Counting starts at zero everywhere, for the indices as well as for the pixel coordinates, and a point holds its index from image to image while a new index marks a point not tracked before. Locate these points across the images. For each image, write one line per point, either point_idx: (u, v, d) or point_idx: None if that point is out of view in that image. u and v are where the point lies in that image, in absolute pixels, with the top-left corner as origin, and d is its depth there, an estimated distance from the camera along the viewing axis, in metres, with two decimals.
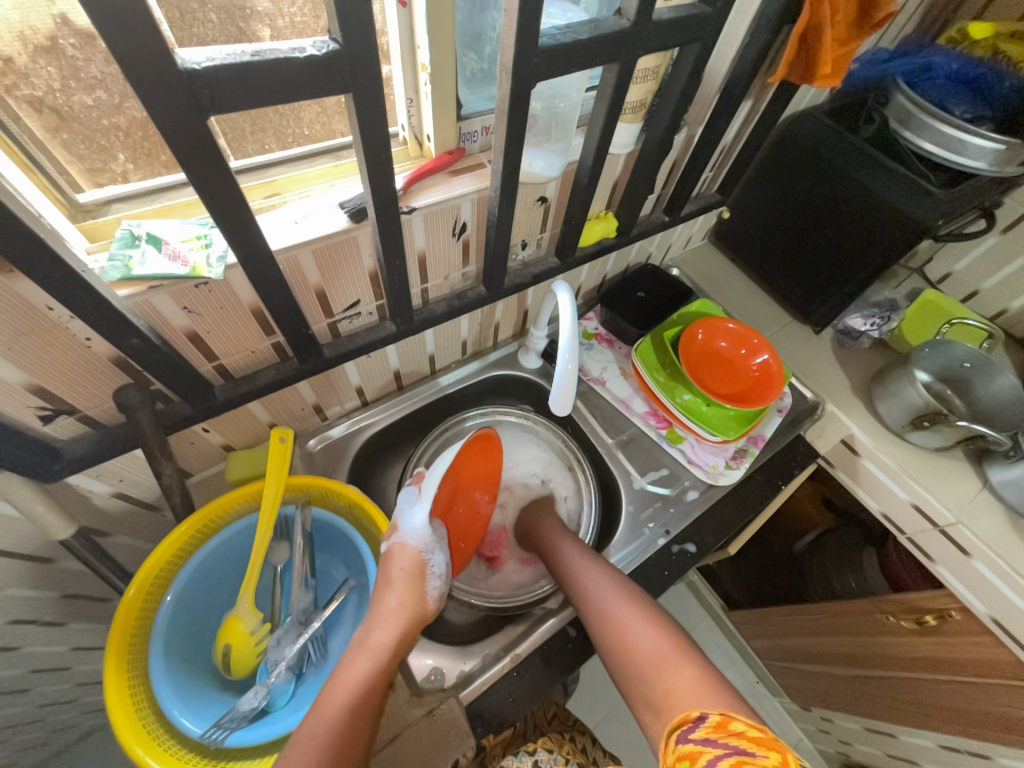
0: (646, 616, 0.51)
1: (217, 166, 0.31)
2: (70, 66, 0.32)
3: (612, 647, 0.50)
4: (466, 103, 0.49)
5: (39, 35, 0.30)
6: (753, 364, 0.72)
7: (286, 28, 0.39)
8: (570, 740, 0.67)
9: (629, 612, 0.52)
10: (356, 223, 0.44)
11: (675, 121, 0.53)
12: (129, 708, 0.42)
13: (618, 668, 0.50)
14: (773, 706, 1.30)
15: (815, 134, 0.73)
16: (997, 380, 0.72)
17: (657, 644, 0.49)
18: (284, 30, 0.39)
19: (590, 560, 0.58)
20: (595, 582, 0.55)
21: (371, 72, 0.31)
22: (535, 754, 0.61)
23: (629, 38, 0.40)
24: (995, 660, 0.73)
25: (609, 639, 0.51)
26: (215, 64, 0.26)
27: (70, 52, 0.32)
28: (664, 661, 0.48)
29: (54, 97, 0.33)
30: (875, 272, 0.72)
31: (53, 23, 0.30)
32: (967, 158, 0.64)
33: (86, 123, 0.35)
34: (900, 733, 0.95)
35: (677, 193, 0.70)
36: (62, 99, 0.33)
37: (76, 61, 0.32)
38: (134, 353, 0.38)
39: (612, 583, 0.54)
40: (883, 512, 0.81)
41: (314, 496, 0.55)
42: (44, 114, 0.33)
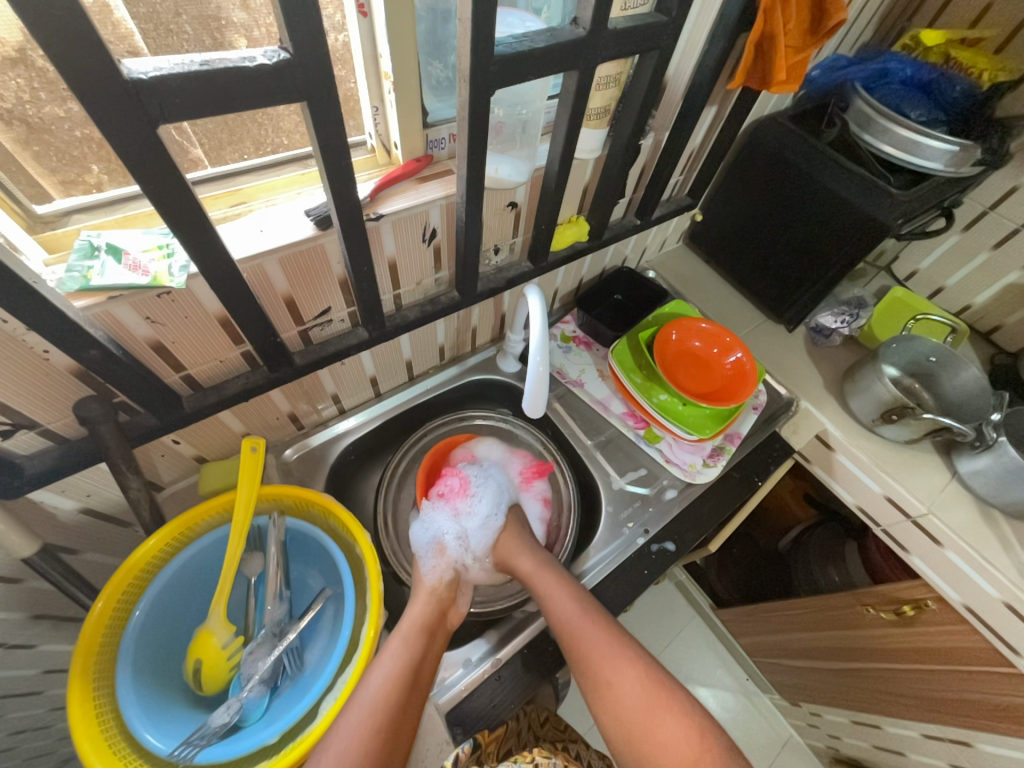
0: (672, 706, 0.50)
1: (172, 176, 0.31)
2: (40, 75, 0.32)
3: (642, 740, 0.49)
4: (432, 111, 0.50)
5: (6, 46, 0.30)
6: (727, 362, 0.73)
7: (262, 37, 0.39)
8: (563, 748, 0.65)
9: (653, 697, 0.51)
10: (322, 230, 0.44)
11: (639, 125, 0.55)
12: (94, 727, 0.40)
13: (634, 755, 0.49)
14: (763, 703, 1.31)
15: (779, 138, 0.75)
16: (961, 373, 0.75)
17: (689, 733, 0.48)
18: (260, 39, 0.39)
19: (600, 623, 0.54)
20: (612, 663, 0.52)
21: (326, 80, 0.31)
22: (535, 760, 0.55)
23: (586, 46, 0.41)
24: (971, 647, 0.74)
25: (629, 725, 0.50)
26: (164, 73, 0.27)
27: (40, 63, 0.32)
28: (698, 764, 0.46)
29: (24, 107, 0.33)
30: (841, 272, 0.73)
31: (22, 36, 0.30)
32: (923, 160, 0.66)
33: (56, 134, 0.35)
34: (886, 724, 0.96)
35: (647, 197, 0.71)
36: (31, 110, 0.33)
37: (46, 71, 0.32)
38: (92, 365, 0.37)
39: (633, 660, 0.53)
40: (858, 506, 0.83)
41: (287, 505, 0.55)
42: (13, 126, 0.33)
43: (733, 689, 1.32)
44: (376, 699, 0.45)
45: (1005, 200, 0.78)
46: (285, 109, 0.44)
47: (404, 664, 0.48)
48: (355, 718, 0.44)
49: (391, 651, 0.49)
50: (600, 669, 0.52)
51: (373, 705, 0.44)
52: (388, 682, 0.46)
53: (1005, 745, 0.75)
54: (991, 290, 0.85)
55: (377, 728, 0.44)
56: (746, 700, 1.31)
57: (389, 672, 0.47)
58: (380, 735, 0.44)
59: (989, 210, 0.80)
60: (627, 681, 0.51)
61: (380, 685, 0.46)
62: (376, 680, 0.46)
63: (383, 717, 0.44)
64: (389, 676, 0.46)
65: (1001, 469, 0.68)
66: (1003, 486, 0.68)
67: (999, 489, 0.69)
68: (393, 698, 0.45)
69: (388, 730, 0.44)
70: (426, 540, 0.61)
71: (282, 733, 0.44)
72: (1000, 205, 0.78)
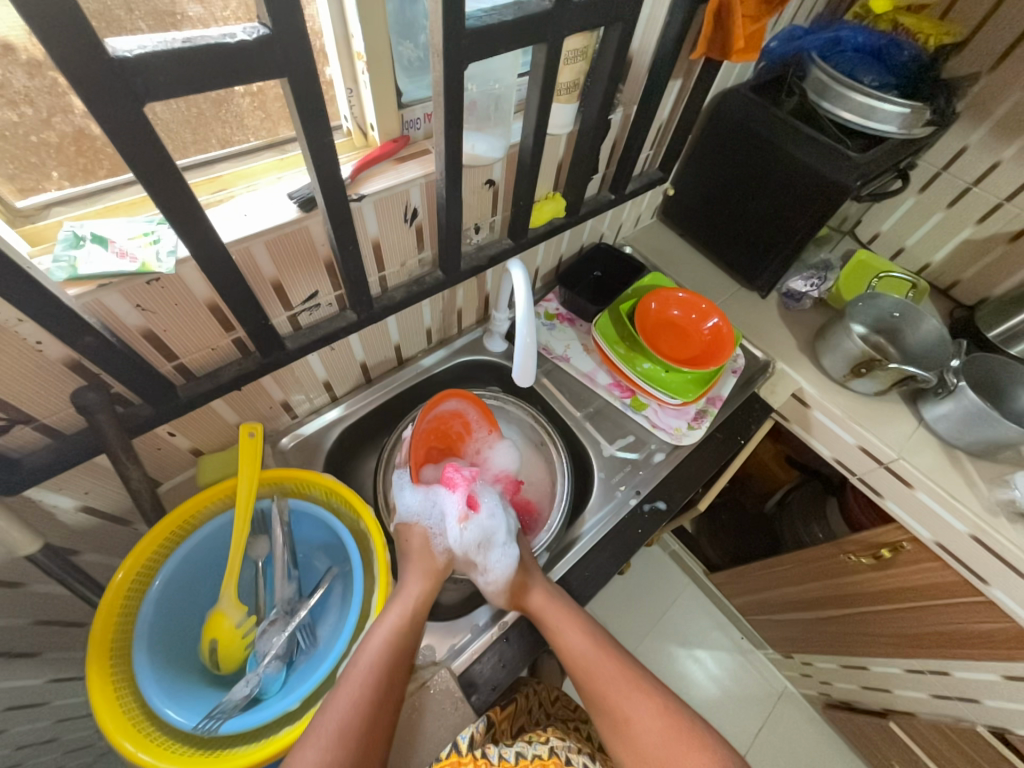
0: (691, 743, 0.51)
1: (159, 157, 0.31)
2: None
3: None
4: (406, 92, 0.51)
5: None
6: (705, 328, 0.77)
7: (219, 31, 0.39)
8: (574, 729, 0.65)
9: (670, 730, 0.51)
10: (306, 212, 0.45)
11: (608, 99, 0.56)
12: (114, 702, 0.41)
13: None
14: (759, 659, 1.36)
15: (743, 109, 0.78)
16: (923, 325, 0.79)
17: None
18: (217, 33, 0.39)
19: (612, 656, 0.56)
20: (630, 695, 0.54)
21: (304, 57, 0.32)
22: (548, 741, 0.54)
23: (553, 20, 0.43)
24: (944, 581, 0.79)
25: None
26: (148, 52, 0.27)
27: None
28: None
29: None
30: (808, 235, 0.77)
31: None
32: (879, 123, 0.70)
33: (11, 139, 0.35)
34: (871, 664, 1.02)
35: (620, 172, 0.73)
36: None
37: None
38: (88, 352, 0.38)
39: (650, 694, 0.54)
40: (835, 458, 0.88)
41: (289, 488, 0.56)
42: None
43: (730, 649, 1.38)
44: (369, 666, 0.45)
45: (956, 160, 0.82)
46: (248, 106, 0.44)
47: (399, 630, 0.49)
48: (349, 685, 0.44)
49: (389, 619, 0.49)
50: (617, 708, 0.53)
51: (368, 670, 0.45)
52: (384, 649, 0.47)
53: (979, 669, 0.80)
54: (947, 248, 0.90)
55: (370, 690, 0.44)
56: (742, 658, 1.37)
57: (386, 641, 0.47)
58: (375, 698, 0.44)
59: (942, 171, 0.84)
60: (643, 717, 0.53)
61: (378, 652, 0.47)
62: (372, 646, 0.47)
63: (378, 687, 0.45)
64: (387, 643, 0.47)
65: (962, 413, 0.72)
66: (965, 428, 0.73)
67: (962, 431, 0.74)
68: (390, 663, 0.46)
69: (381, 690, 0.45)
70: (434, 520, 0.62)
71: (304, 698, 0.46)
72: (952, 165, 0.83)
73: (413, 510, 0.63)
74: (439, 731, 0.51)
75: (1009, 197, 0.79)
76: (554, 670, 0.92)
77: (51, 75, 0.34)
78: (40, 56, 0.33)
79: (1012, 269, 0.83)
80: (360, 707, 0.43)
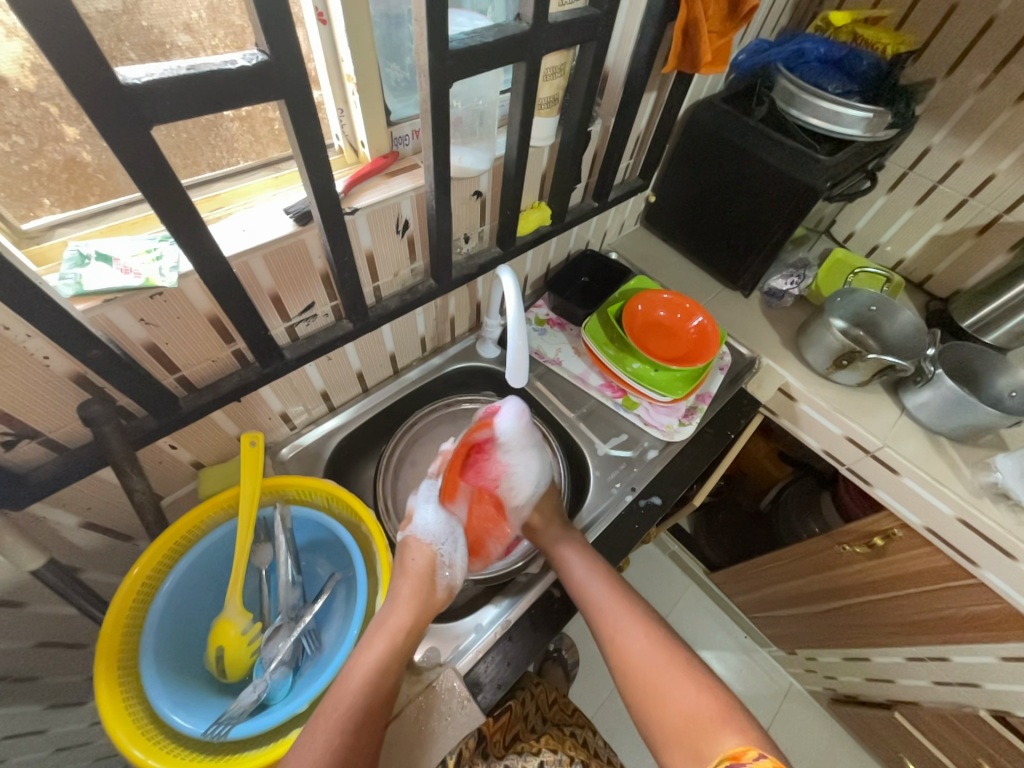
0: (676, 661, 0.55)
1: (163, 174, 0.33)
2: None
3: (654, 695, 0.53)
4: (394, 111, 0.53)
5: None
6: (691, 327, 0.79)
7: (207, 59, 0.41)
8: (571, 735, 0.69)
9: (658, 649, 0.56)
10: (302, 226, 0.47)
11: (586, 112, 0.60)
12: (122, 713, 0.43)
13: (648, 712, 0.52)
14: (763, 657, 1.37)
15: (716, 119, 0.81)
16: (899, 317, 0.83)
17: (692, 679, 0.53)
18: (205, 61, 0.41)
19: (608, 582, 0.60)
20: (624, 619, 0.58)
21: (299, 79, 0.35)
22: (539, 753, 0.62)
23: (531, 39, 0.45)
24: (936, 565, 0.81)
25: (631, 674, 0.55)
26: (154, 78, 0.30)
27: None
28: (709, 718, 0.49)
29: None
30: (784, 234, 0.80)
31: None
32: (845, 128, 0.73)
33: (2, 169, 0.36)
34: (874, 655, 1.02)
35: (602, 181, 0.76)
36: None
37: None
38: (95, 365, 0.39)
39: (638, 616, 0.59)
40: (824, 450, 0.90)
41: (290, 496, 0.57)
42: None
43: (733, 648, 1.38)
44: (346, 707, 0.44)
45: (921, 160, 0.87)
46: (237, 128, 0.46)
47: (380, 665, 0.47)
48: (321, 731, 0.43)
49: (370, 653, 0.48)
50: (611, 628, 0.58)
51: (345, 713, 0.44)
52: (362, 686, 0.46)
53: (975, 652, 0.81)
54: (919, 243, 0.94)
55: (345, 734, 0.43)
56: (747, 657, 1.37)
57: (367, 682, 0.46)
58: (350, 744, 0.43)
59: (908, 170, 0.89)
60: (635, 637, 0.57)
61: (358, 693, 0.45)
62: (350, 686, 0.46)
63: (353, 728, 0.44)
64: (369, 683, 0.46)
65: (941, 399, 0.75)
66: (945, 414, 0.76)
67: (942, 417, 0.76)
68: (369, 702, 0.45)
69: (357, 735, 0.43)
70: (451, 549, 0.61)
71: (311, 700, 0.47)
72: (917, 165, 0.87)
73: (429, 531, 0.62)
74: (448, 733, 0.50)
75: (973, 193, 0.83)
76: (559, 677, 0.94)
77: (43, 106, 0.35)
78: (32, 89, 0.34)
79: (981, 261, 0.87)
80: (334, 752, 0.42)
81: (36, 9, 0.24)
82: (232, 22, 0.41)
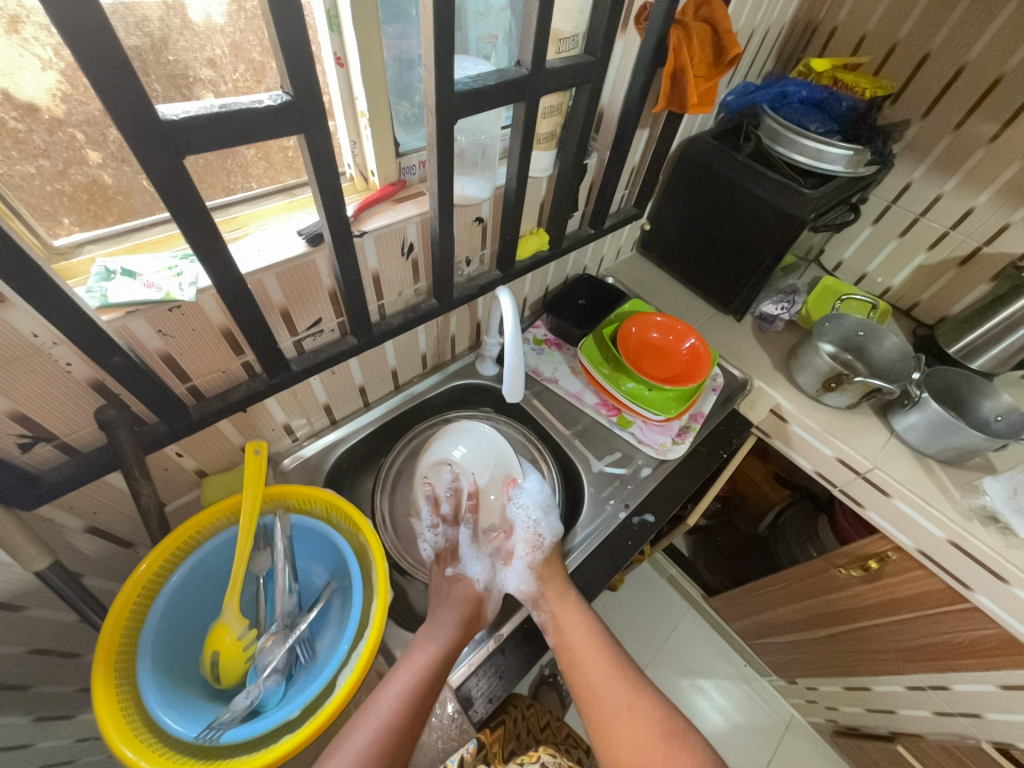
0: (681, 728, 0.54)
1: (191, 197, 0.37)
2: (11, 136, 0.36)
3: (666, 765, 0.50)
4: (403, 143, 0.57)
5: None
6: (683, 348, 0.82)
7: (228, 92, 0.45)
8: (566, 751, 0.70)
9: (661, 719, 0.55)
10: (313, 246, 0.50)
11: (582, 147, 0.64)
12: (116, 713, 0.44)
13: None
14: (763, 687, 1.33)
15: (706, 153, 0.86)
16: (885, 341, 0.86)
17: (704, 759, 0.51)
18: (227, 93, 0.45)
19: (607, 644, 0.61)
20: (624, 684, 0.58)
21: (317, 116, 0.39)
22: (539, 759, 0.61)
23: (530, 83, 0.50)
24: (931, 589, 0.81)
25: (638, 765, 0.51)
26: (190, 115, 0.33)
27: (11, 124, 0.36)
28: None
29: None
30: (772, 261, 0.84)
31: None
32: (828, 165, 0.78)
33: (27, 188, 0.39)
34: (874, 684, 1.00)
35: (597, 209, 0.80)
36: (2, 167, 0.37)
37: (17, 132, 0.36)
38: (115, 371, 0.42)
39: (642, 689, 0.58)
40: (817, 471, 0.91)
41: (291, 504, 0.60)
42: None
43: (734, 677, 1.35)
44: (407, 694, 0.50)
45: (903, 194, 0.91)
46: (253, 156, 0.49)
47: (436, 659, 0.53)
48: (382, 709, 0.49)
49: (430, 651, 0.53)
50: (611, 692, 0.57)
51: (404, 696, 0.50)
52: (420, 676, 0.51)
53: (975, 681, 0.80)
54: (905, 272, 0.97)
55: (402, 719, 0.48)
56: (747, 686, 1.34)
57: (421, 672, 0.52)
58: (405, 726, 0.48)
59: (891, 204, 0.93)
60: (636, 702, 0.56)
61: (414, 681, 0.51)
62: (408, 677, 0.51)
63: (408, 711, 0.49)
64: (422, 672, 0.52)
65: (929, 422, 0.77)
66: (933, 437, 0.77)
67: (930, 439, 0.78)
68: (424, 695, 0.50)
69: (411, 719, 0.48)
70: (521, 513, 0.68)
71: (304, 706, 0.49)
72: (899, 199, 0.92)
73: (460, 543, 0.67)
74: (438, 745, 0.53)
75: (953, 226, 0.87)
76: (554, 701, 0.96)
77: (70, 133, 0.39)
78: (62, 115, 0.37)
79: (965, 291, 0.90)
80: (393, 731, 0.48)
81: (89, 49, 0.28)
82: (253, 59, 0.45)
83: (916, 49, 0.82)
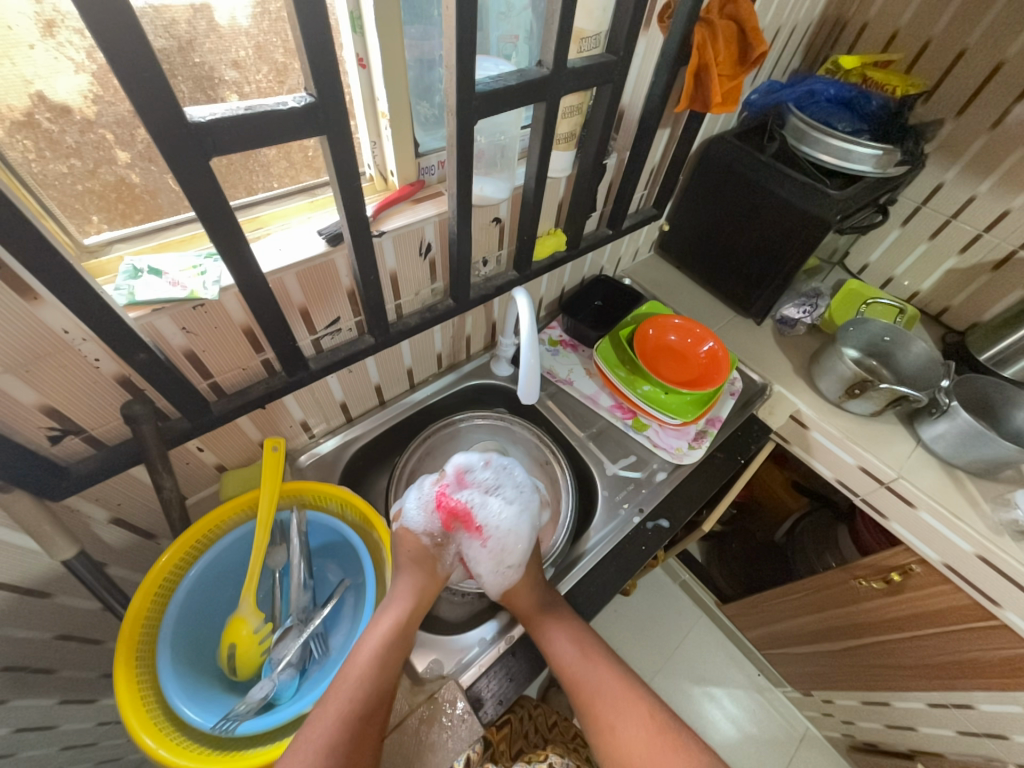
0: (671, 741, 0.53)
1: (216, 199, 0.37)
2: (45, 136, 0.37)
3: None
4: (422, 143, 0.57)
5: (16, 112, 0.35)
6: (701, 351, 0.81)
7: (253, 92, 0.45)
8: (575, 751, 0.70)
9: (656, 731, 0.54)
10: (333, 246, 0.51)
11: (601, 148, 0.63)
12: (137, 703, 0.46)
13: None
14: (777, 698, 1.30)
15: (728, 153, 0.85)
16: (912, 348, 0.83)
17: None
18: (251, 94, 0.46)
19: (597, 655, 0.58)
20: (618, 697, 0.56)
21: (339, 118, 0.39)
22: (547, 758, 0.61)
23: (550, 83, 0.49)
24: (957, 605, 0.78)
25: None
26: (216, 117, 0.34)
27: (45, 125, 0.37)
28: None
29: (31, 165, 0.38)
30: (795, 264, 0.82)
31: (30, 100, 0.35)
32: (855, 164, 0.76)
33: (61, 187, 0.40)
34: (893, 699, 0.97)
35: (616, 209, 0.79)
36: (37, 167, 0.38)
37: (51, 133, 0.37)
38: (141, 367, 0.43)
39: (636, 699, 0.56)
40: (837, 479, 0.89)
41: (308, 500, 0.61)
42: (23, 181, 0.38)
43: (746, 686, 1.32)
44: (357, 679, 0.49)
45: (934, 195, 0.88)
46: (275, 156, 0.50)
47: (389, 638, 0.52)
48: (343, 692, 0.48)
49: (378, 631, 0.53)
50: (605, 712, 0.56)
51: (355, 683, 0.49)
52: (371, 661, 0.50)
53: (1000, 701, 0.77)
54: (934, 275, 0.94)
55: (358, 705, 0.47)
56: (760, 696, 1.31)
57: (378, 650, 0.51)
58: (363, 711, 0.47)
59: (922, 205, 0.90)
60: (631, 724, 0.55)
61: (369, 661, 0.50)
62: (359, 660, 0.50)
63: (364, 697, 0.48)
64: (378, 652, 0.51)
65: (957, 431, 0.74)
66: (961, 447, 0.74)
67: (959, 450, 0.75)
68: (378, 675, 0.49)
69: (367, 707, 0.47)
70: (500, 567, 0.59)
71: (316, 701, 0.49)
72: (930, 200, 0.89)
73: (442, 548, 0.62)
74: (450, 745, 0.50)
75: (987, 228, 0.84)
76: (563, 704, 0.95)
77: (101, 133, 0.39)
78: (94, 116, 0.38)
79: (999, 296, 0.87)
80: (350, 716, 0.46)
81: (122, 55, 0.29)
82: (276, 60, 0.45)
83: (950, 45, 0.79)
